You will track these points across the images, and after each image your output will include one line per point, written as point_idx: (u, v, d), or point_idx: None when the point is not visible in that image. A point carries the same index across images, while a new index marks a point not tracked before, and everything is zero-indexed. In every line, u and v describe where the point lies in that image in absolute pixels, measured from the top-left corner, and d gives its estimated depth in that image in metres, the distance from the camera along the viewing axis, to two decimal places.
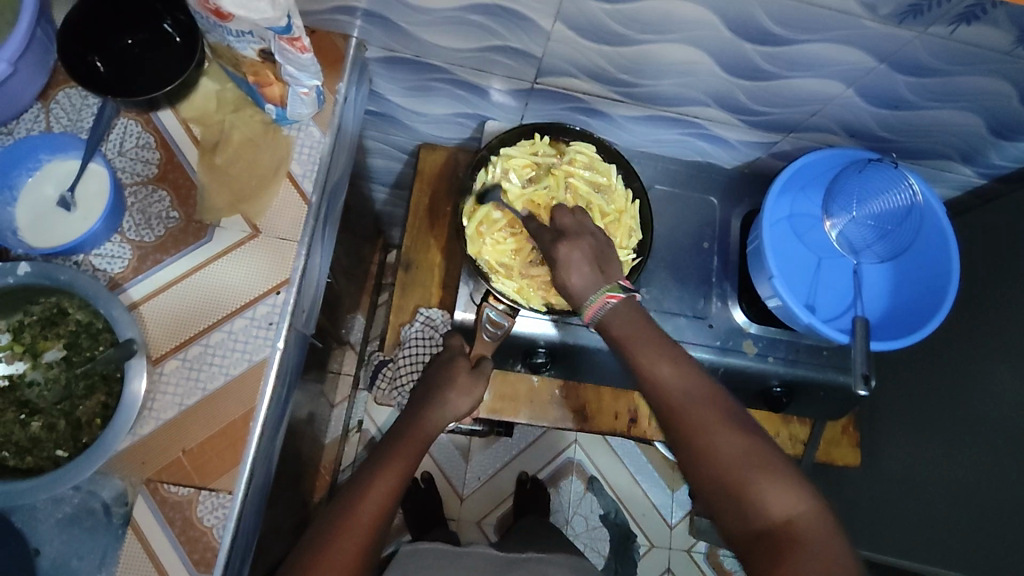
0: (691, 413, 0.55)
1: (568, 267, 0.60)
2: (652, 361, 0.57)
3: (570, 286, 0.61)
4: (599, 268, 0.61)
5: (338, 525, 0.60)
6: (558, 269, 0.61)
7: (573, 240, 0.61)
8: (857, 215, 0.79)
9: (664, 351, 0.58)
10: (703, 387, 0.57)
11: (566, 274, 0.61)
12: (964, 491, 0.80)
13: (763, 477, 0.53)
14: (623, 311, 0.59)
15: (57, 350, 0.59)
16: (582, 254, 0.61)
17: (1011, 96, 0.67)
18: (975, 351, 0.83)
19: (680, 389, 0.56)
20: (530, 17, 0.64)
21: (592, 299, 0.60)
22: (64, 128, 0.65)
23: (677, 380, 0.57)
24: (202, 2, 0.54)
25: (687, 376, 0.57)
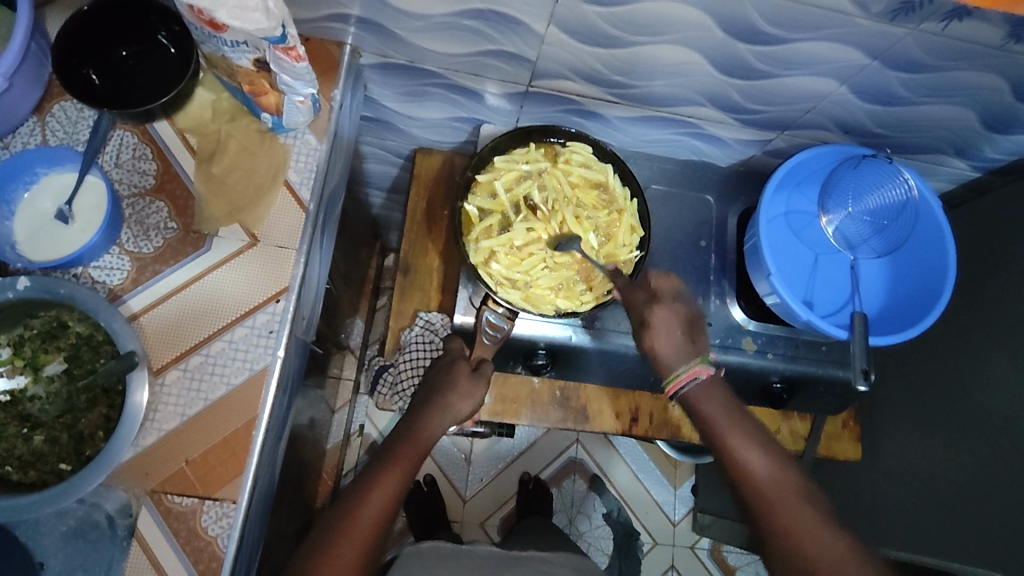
0: (783, 503, 0.60)
1: (659, 331, 0.66)
2: (744, 448, 0.63)
3: (657, 351, 0.66)
4: (686, 336, 0.67)
5: (339, 528, 0.60)
6: (648, 329, 0.67)
7: (665, 305, 0.68)
8: (854, 211, 0.78)
9: (754, 440, 0.64)
10: (792, 478, 0.62)
11: (654, 338, 0.66)
12: (959, 483, 0.81)
13: (853, 572, 0.56)
14: (713, 395, 0.66)
15: (58, 363, 0.59)
16: (671, 324, 0.67)
17: (1004, 90, 0.67)
18: (974, 344, 0.83)
19: (768, 475, 0.62)
20: (524, 21, 0.64)
21: (678, 373, 0.65)
22: (60, 141, 0.65)
23: (766, 469, 0.62)
24: (196, 13, 0.54)
25: (776, 466, 0.62)
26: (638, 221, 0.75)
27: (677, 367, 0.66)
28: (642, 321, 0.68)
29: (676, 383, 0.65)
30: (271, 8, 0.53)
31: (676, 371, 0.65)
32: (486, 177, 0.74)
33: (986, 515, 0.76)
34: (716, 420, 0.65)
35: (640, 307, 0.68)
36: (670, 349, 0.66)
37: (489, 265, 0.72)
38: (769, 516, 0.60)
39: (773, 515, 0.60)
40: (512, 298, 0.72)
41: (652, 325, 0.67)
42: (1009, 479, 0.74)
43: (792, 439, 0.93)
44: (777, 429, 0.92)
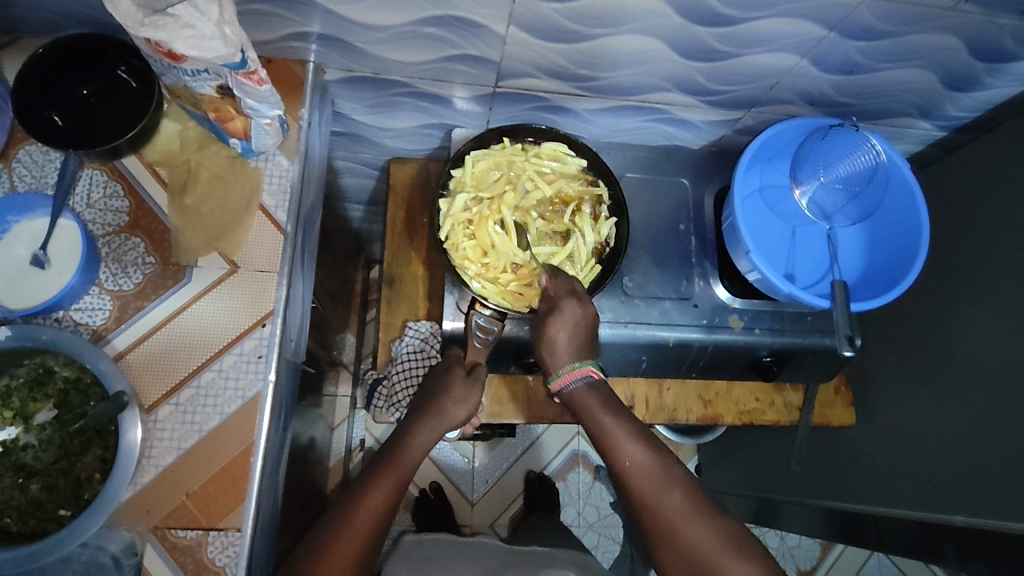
0: (661, 499, 0.62)
1: (563, 322, 0.68)
2: (617, 438, 0.65)
3: (556, 345, 0.68)
4: (586, 341, 0.69)
5: (334, 532, 0.61)
6: (556, 317, 0.68)
7: (578, 300, 0.69)
8: (826, 180, 0.79)
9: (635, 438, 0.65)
10: (667, 473, 0.63)
11: (557, 328, 0.68)
12: (950, 437, 0.82)
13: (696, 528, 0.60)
14: (593, 391, 0.67)
15: (48, 411, 0.58)
16: (575, 322, 0.68)
17: (960, 49, 0.69)
18: (955, 299, 0.85)
19: (637, 460, 0.64)
20: (484, 23, 0.64)
21: (566, 370, 0.68)
22: (28, 186, 0.64)
23: (642, 462, 0.64)
24: (154, 46, 0.53)
25: (655, 464, 0.64)
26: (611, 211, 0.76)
27: (571, 362, 0.68)
28: (554, 308, 0.69)
29: (561, 380, 0.68)
30: (228, 35, 0.52)
31: (565, 367, 0.68)
32: (465, 173, 0.74)
33: (979, 463, 0.77)
34: (596, 414, 0.66)
35: (557, 295, 0.70)
36: (565, 347, 0.68)
37: (467, 260, 0.73)
38: (643, 500, 0.63)
39: (651, 508, 0.62)
40: (487, 294, 0.72)
41: (560, 313, 0.68)
42: (994, 425, 0.76)
43: (787, 411, 0.94)
44: (772, 402, 0.94)
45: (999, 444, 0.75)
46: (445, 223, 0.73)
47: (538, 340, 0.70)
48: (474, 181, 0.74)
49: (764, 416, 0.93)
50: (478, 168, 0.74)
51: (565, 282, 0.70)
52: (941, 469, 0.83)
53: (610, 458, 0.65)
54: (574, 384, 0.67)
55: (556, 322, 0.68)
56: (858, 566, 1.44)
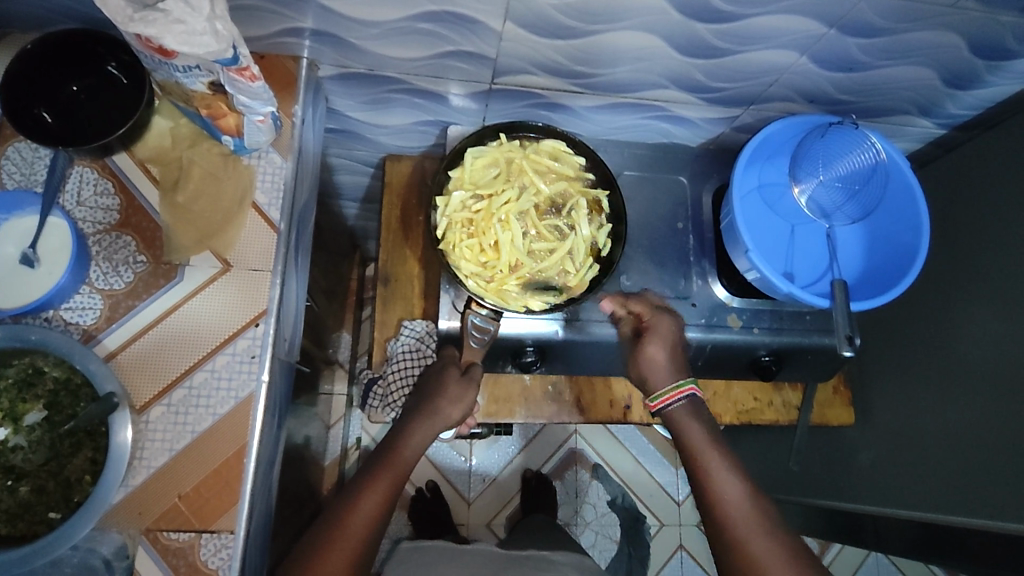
0: (755, 535, 0.64)
1: (659, 341, 0.73)
2: (718, 469, 0.68)
3: (655, 362, 0.72)
4: (678, 356, 0.74)
5: (328, 536, 0.61)
6: (651, 337, 0.73)
7: (669, 320, 0.75)
8: (825, 178, 0.78)
9: (733, 469, 0.69)
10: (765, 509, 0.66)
11: (654, 346, 0.72)
12: (950, 437, 0.82)
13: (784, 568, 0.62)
14: (697, 420, 0.72)
15: (38, 412, 0.57)
16: (670, 338, 0.74)
17: (961, 47, 0.68)
18: (955, 298, 0.84)
19: (734, 494, 0.67)
20: (480, 19, 0.63)
21: (669, 388, 0.71)
22: (17, 184, 0.63)
23: (738, 497, 0.67)
24: (144, 42, 0.52)
25: (748, 500, 0.67)
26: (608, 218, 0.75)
27: (671, 379, 0.72)
28: (646, 328, 0.74)
29: (665, 398, 0.72)
30: (220, 30, 0.51)
31: (665, 386, 0.72)
32: (459, 171, 0.74)
33: (978, 465, 0.77)
34: (701, 442, 0.70)
35: (647, 317, 0.75)
36: (660, 363, 0.72)
37: (463, 259, 0.72)
38: (735, 533, 0.65)
39: (741, 541, 0.64)
40: (484, 294, 0.71)
41: (655, 331, 0.73)
42: (993, 425, 0.76)
43: (786, 410, 0.94)
44: (771, 401, 0.93)
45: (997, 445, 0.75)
46: (439, 223, 0.72)
47: (635, 361, 0.74)
48: (468, 179, 0.74)
49: (762, 415, 0.93)
50: (473, 166, 0.74)
51: (649, 304, 0.76)
52: (939, 470, 0.82)
53: (706, 487, 0.68)
54: (676, 401, 0.72)
55: (653, 339, 0.73)
56: (856, 565, 1.44)
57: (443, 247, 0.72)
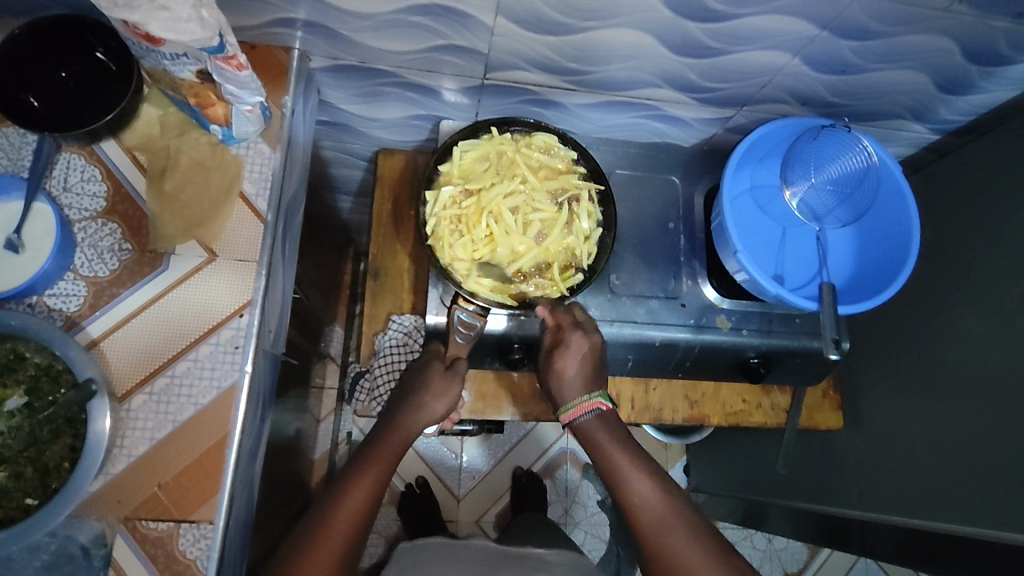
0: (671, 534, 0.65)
1: (570, 356, 0.72)
2: (628, 472, 0.68)
3: (565, 376, 0.72)
4: (595, 369, 0.73)
5: (313, 532, 0.61)
6: (563, 352, 0.72)
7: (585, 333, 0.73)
8: (816, 181, 0.79)
9: (644, 471, 0.69)
10: (676, 508, 0.67)
11: (565, 362, 0.72)
12: (938, 442, 0.81)
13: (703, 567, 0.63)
14: (605, 426, 0.71)
15: (18, 398, 0.57)
16: (583, 353, 0.72)
17: (954, 52, 0.68)
18: (945, 304, 0.84)
19: (648, 496, 0.67)
20: (471, 13, 0.63)
21: (577, 402, 0.71)
22: (4, 168, 0.63)
23: (652, 498, 0.67)
24: (131, 29, 0.52)
25: (662, 498, 0.67)
26: (600, 221, 0.75)
27: (583, 394, 0.72)
28: (561, 343, 0.73)
29: (573, 412, 0.71)
30: (205, 18, 0.51)
31: (578, 398, 0.71)
32: (450, 166, 0.74)
33: (963, 471, 0.77)
34: (609, 450, 0.69)
35: (563, 328, 0.73)
36: (574, 377, 0.72)
37: (454, 255, 0.72)
38: (653, 538, 0.65)
39: (659, 545, 0.65)
40: (474, 291, 0.71)
41: (567, 346, 0.72)
42: (981, 433, 0.75)
43: (774, 413, 0.94)
44: (759, 404, 0.93)
45: (984, 451, 0.75)
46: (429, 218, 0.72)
47: (547, 371, 0.74)
48: (459, 174, 0.73)
49: (750, 417, 0.93)
50: (464, 161, 0.74)
51: (566, 316, 0.74)
52: (928, 477, 0.82)
53: (621, 493, 0.68)
54: (586, 415, 0.71)
55: (568, 355, 0.72)
56: (845, 569, 1.44)
57: (434, 243, 0.71)
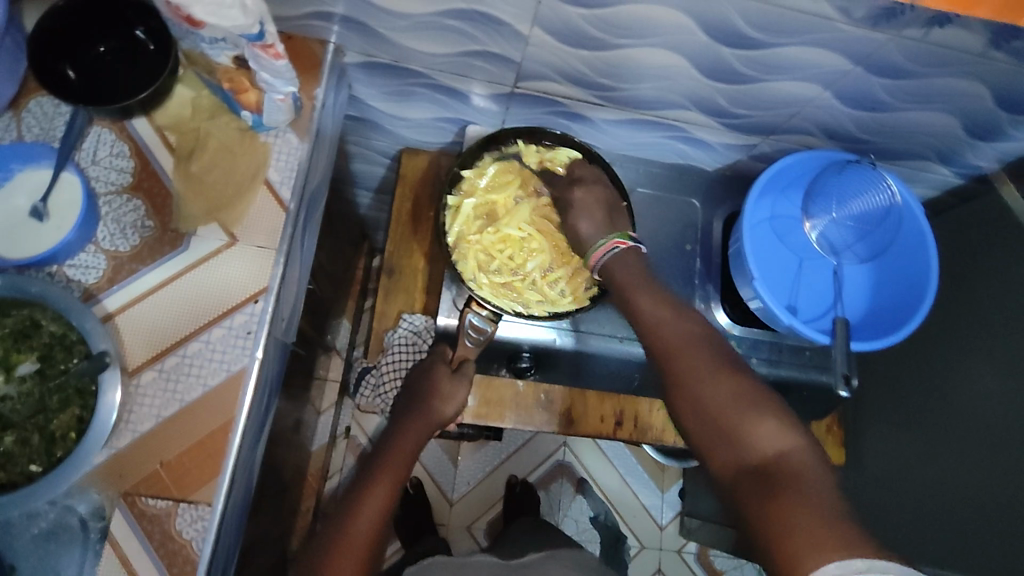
0: (684, 349, 0.61)
1: (581, 210, 0.73)
2: (645, 302, 0.65)
3: (579, 229, 0.73)
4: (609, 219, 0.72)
5: (336, 542, 0.60)
6: (573, 210, 0.73)
7: (592, 186, 0.74)
8: (838, 216, 0.79)
9: (662, 300, 0.66)
10: (694, 331, 0.62)
11: (578, 217, 0.73)
12: (946, 488, 0.80)
13: (715, 380, 0.58)
14: (626, 261, 0.69)
15: (31, 363, 0.58)
16: (599, 202, 0.73)
17: (986, 97, 0.68)
18: (958, 348, 0.83)
19: (664, 322, 0.64)
20: (507, 21, 0.63)
21: (597, 245, 0.70)
22: (35, 137, 0.64)
23: (664, 319, 0.64)
24: (174, 10, 0.53)
25: (679, 323, 0.64)
26: None
27: (600, 238, 0.71)
28: (571, 201, 0.74)
29: (596, 254, 0.70)
30: (248, 5, 0.52)
31: (595, 244, 0.71)
32: (473, 172, 0.75)
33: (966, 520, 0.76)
34: (625, 283, 0.68)
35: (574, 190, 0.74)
36: (590, 229, 0.72)
37: (468, 260, 0.74)
38: (668, 359, 0.61)
39: (672, 360, 0.61)
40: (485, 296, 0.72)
41: (579, 202, 0.73)
42: (984, 483, 0.75)
43: None
44: None
45: (987, 503, 0.74)
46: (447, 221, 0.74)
47: (570, 236, 0.75)
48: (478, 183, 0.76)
49: None
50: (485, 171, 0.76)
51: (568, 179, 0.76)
52: (932, 526, 0.82)
53: (637, 322, 0.66)
54: (607, 256, 0.70)
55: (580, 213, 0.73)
56: None
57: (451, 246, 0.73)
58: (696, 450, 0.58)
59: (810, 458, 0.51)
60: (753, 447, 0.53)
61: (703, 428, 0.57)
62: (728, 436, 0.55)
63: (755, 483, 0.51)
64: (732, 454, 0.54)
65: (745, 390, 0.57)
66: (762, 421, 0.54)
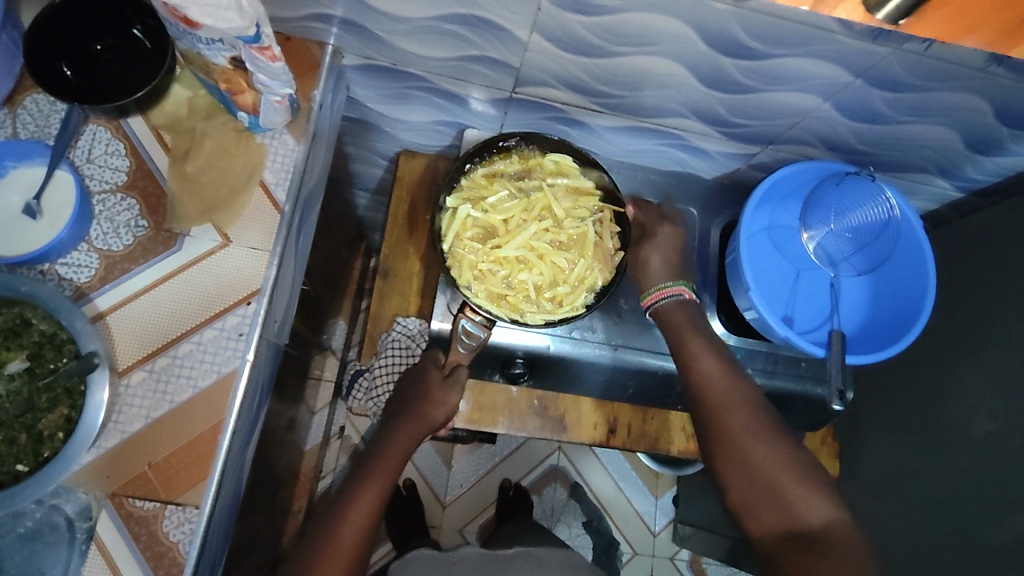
0: (735, 409, 0.66)
1: (654, 247, 0.78)
2: (700, 354, 0.70)
3: (650, 265, 0.77)
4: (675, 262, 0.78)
5: (322, 547, 0.60)
6: (644, 245, 0.78)
7: (670, 230, 0.80)
8: (836, 228, 0.78)
9: (715, 354, 0.70)
10: (741, 389, 0.67)
11: (651, 251, 0.78)
12: (941, 504, 0.80)
13: (764, 444, 0.63)
14: (683, 312, 0.73)
15: (20, 362, 0.57)
16: (667, 244, 0.79)
17: (987, 112, 0.67)
18: (954, 363, 0.83)
19: (716, 378, 0.68)
20: (506, 27, 0.63)
21: (654, 289, 0.75)
22: (30, 135, 0.64)
23: (717, 375, 0.68)
24: (170, 10, 0.53)
25: (729, 379, 0.68)
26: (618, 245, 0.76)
27: (658, 284, 0.76)
28: (647, 236, 0.79)
29: (656, 295, 0.75)
30: (244, 7, 0.52)
31: (657, 286, 0.75)
32: (465, 184, 0.75)
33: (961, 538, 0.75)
34: (683, 332, 0.71)
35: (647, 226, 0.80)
36: (656, 268, 0.77)
37: (466, 271, 0.73)
38: (716, 414, 0.66)
39: (721, 418, 0.66)
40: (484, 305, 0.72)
41: (654, 237, 0.79)
42: (980, 500, 0.74)
43: None
44: None
45: (977, 519, 0.74)
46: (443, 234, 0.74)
47: (634, 263, 0.78)
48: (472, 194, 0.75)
49: None
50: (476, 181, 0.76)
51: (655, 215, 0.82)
52: (921, 541, 0.82)
53: (687, 370, 0.70)
54: (667, 300, 0.74)
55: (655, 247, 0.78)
56: None
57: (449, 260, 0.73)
58: (731, 500, 0.65)
59: (845, 526, 0.59)
60: (796, 510, 0.60)
61: (746, 488, 0.63)
62: (768, 498, 0.61)
63: (795, 549, 0.58)
64: (770, 515, 0.61)
65: (790, 457, 0.63)
66: (804, 489, 0.61)
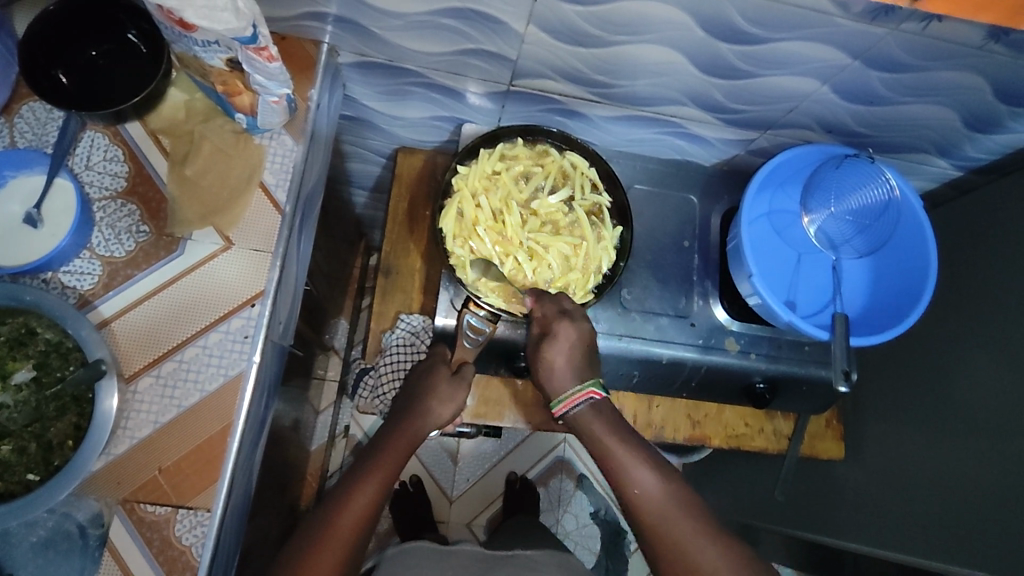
0: (670, 514, 0.64)
1: (557, 347, 0.68)
2: (631, 463, 0.66)
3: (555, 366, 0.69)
4: (585, 359, 0.69)
5: (319, 535, 0.61)
6: (546, 344, 0.68)
7: (572, 322, 0.69)
8: (836, 210, 0.78)
9: (642, 458, 0.67)
10: (676, 491, 0.65)
11: (551, 353, 0.68)
12: (947, 482, 0.80)
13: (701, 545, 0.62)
14: (600, 416, 0.68)
15: (27, 371, 0.57)
16: (573, 341, 0.68)
17: (985, 90, 0.67)
18: (959, 343, 0.83)
19: (649, 484, 0.65)
20: (504, 20, 0.63)
21: (568, 395, 0.68)
22: (28, 143, 0.64)
23: (650, 486, 0.66)
24: (166, 13, 0.52)
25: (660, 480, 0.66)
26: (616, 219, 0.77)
27: (574, 387, 0.68)
28: (548, 333, 0.69)
29: (566, 404, 0.68)
30: (241, 9, 0.51)
31: (568, 391, 0.68)
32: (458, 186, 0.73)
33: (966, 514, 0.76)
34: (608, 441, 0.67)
35: (548, 319, 0.69)
36: (563, 367, 0.69)
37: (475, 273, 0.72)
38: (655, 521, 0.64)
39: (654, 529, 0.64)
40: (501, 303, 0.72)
41: (555, 336, 0.68)
42: (993, 474, 0.74)
43: (776, 439, 0.94)
44: (762, 428, 0.94)
45: (986, 496, 0.74)
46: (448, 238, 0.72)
47: (537, 362, 0.70)
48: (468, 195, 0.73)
49: (752, 441, 0.93)
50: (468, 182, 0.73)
51: (552, 304, 0.70)
52: (917, 520, 0.83)
53: (622, 487, 0.66)
54: (580, 406, 0.68)
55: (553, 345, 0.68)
56: None
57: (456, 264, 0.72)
58: None
59: None
60: None
61: None
62: None
63: None
64: None
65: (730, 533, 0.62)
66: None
